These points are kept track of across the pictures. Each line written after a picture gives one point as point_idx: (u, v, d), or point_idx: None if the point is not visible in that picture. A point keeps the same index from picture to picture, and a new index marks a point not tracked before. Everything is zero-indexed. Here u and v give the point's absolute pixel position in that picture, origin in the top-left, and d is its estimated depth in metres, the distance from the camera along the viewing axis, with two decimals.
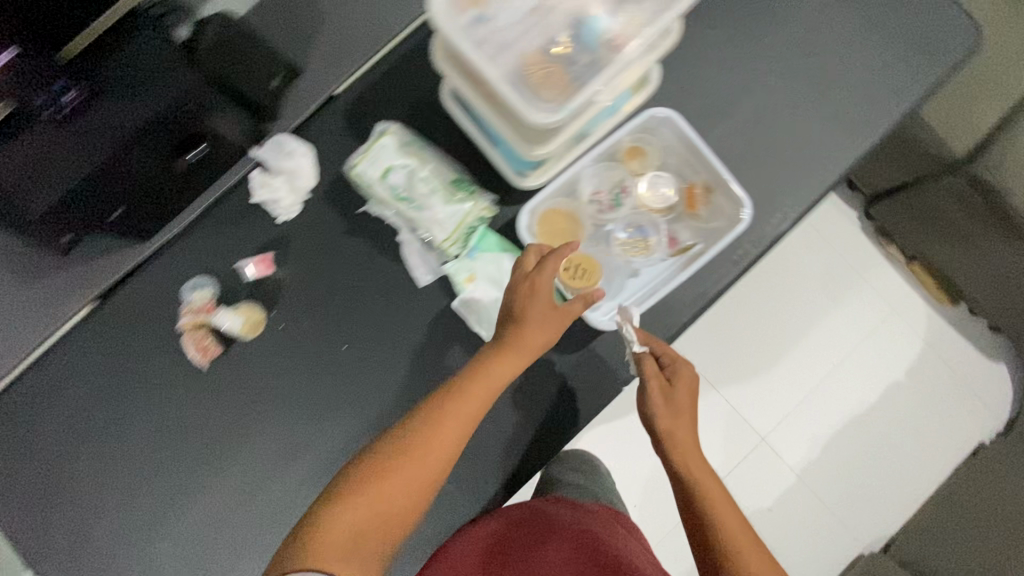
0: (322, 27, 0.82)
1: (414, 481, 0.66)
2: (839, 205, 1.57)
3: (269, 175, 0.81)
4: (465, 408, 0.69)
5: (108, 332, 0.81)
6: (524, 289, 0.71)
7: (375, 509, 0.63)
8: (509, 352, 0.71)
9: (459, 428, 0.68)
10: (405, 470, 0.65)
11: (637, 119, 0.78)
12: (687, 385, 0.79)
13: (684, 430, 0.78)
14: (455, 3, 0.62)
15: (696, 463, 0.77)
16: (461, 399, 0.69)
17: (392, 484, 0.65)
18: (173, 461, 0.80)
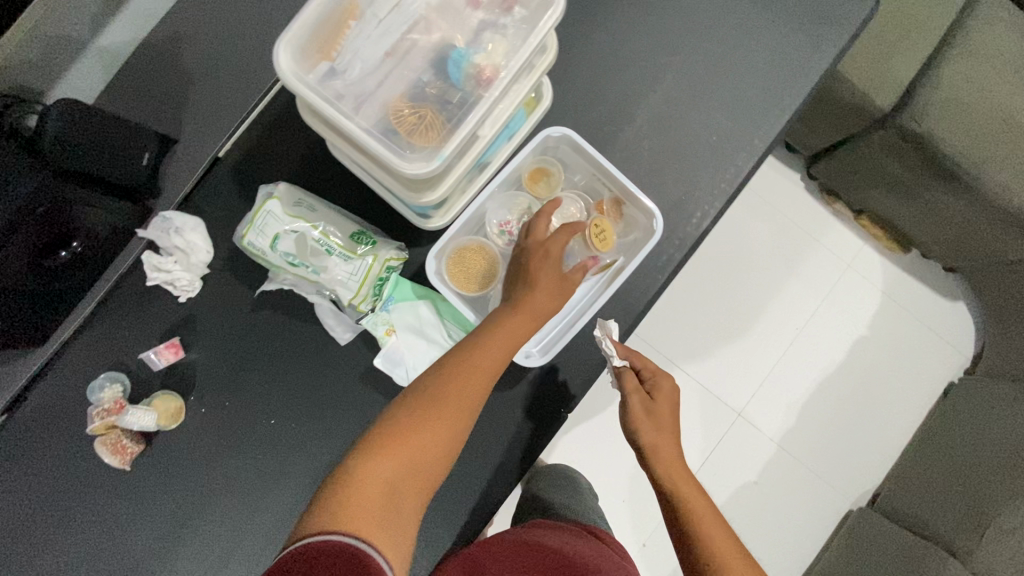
0: (192, 92, 0.78)
1: (442, 436, 0.61)
2: (780, 168, 1.53)
3: (160, 258, 0.76)
4: (488, 358, 0.65)
5: (14, 449, 0.75)
6: (536, 254, 0.71)
7: (406, 462, 0.58)
8: (522, 306, 0.68)
9: (482, 381, 0.64)
10: (434, 424, 0.60)
11: (536, 142, 0.75)
12: (669, 399, 0.76)
13: (669, 443, 0.74)
14: (305, 60, 0.58)
15: (684, 481, 0.72)
16: (478, 355, 0.65)
17: (420, 440, 0.59)
18: (107, 572, 0.75)
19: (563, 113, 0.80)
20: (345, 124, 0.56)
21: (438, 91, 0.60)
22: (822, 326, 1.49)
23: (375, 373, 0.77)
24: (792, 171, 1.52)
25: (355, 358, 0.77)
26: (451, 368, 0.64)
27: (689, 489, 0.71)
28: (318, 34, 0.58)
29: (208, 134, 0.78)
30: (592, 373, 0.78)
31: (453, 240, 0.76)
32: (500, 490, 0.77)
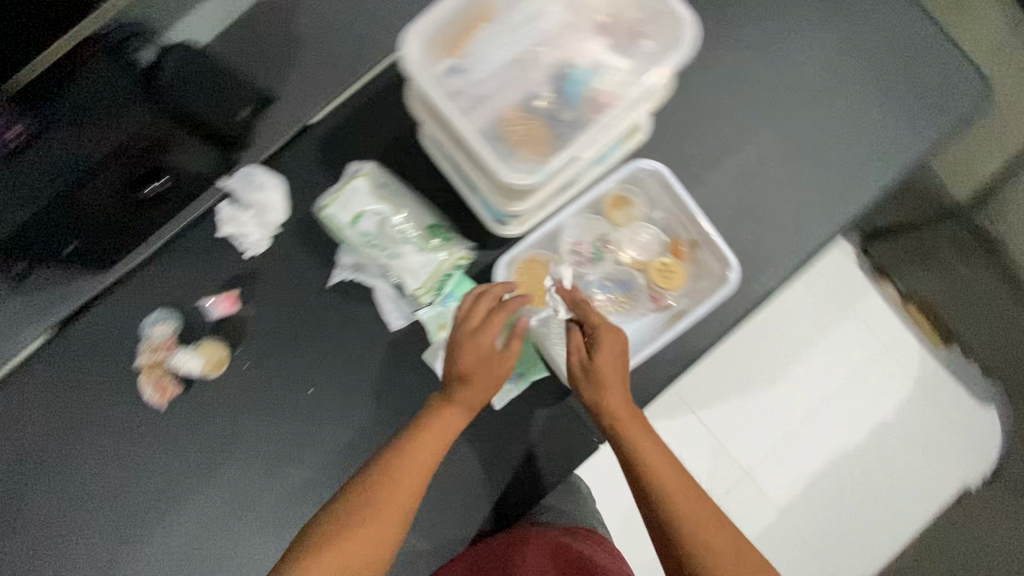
0: (299, 56, 0.79)
1: (369, 538, 0.61)
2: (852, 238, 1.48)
3: (238, 210, 0.78)
4: (413, 467, 0.64)
5: (60, 362, 0.77)
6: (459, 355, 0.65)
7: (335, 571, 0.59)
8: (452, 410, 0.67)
9: (412, 488, 0.63)
10: (358, 531, 0.61)
11: (626, 168, 0.73)
12: (613, 346, 0.66)
13: (614, 394, 0.66)
14: (431, 52, 0.58)
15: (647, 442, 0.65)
16: (404, 460, 0.64)
17: (341, 549, 0.60)
18: (124, 500, 0.76)
19: (653, 147, 0.79)
20: (457, 121, 0.57)
21: (550, 106, 0.60)
22: None
23: (416, 364, 0.77)
24: None
25: (398, 346, 0.77)
26: (381, 466, 0.64)
27: (638, 440, 0.65)
28: (449, 27, 0.59)
29: (306, 97, 0.79)
30: None
31: (518, 254, 0.74)
32: (511, 506, 0.76)
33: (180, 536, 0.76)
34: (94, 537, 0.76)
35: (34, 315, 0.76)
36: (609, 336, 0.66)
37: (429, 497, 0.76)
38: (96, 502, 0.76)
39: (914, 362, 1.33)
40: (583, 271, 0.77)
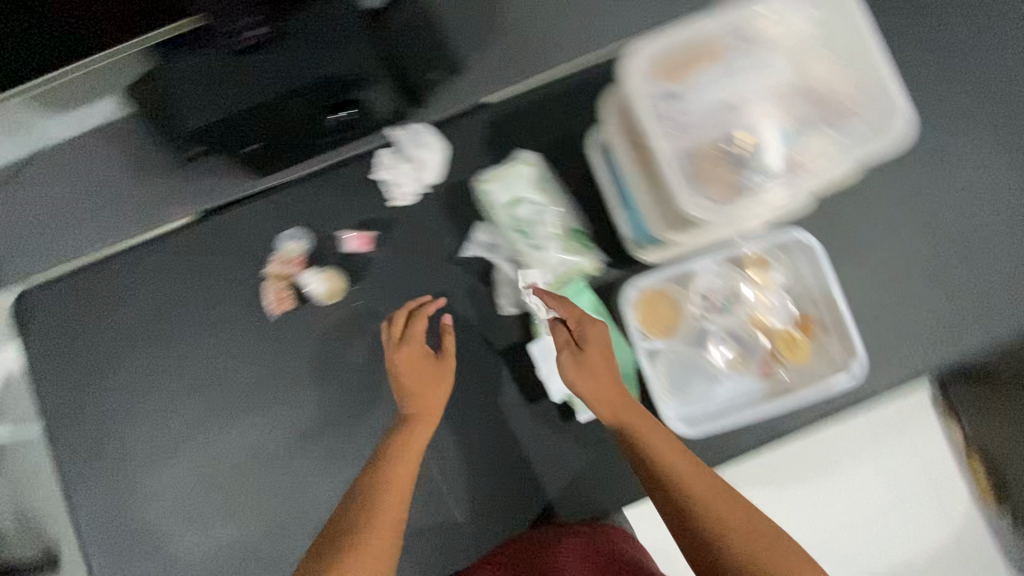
0: (497, 36, 0.82)
1: (366, 562, 0.61)
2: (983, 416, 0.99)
3: (394, 159, 0.81)
4: (400, 474, 0.67)
5: (200, 246, 0.83)
6: (414, 364, 0.73)
7: None
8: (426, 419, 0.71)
9: (400, 498, 0.66)
10: (363, 553, 0.61)
11: (778, 234, 0.74)
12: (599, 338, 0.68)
13: (614, 389, 0.66)
14: (652, 72, 0.61)
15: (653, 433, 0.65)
16: (388, 475, 0.67)
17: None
18: (216, 385, 0.82)
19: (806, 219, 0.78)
20: (655, 145, 0.60)
21: (750, 155, 0.60)
22: None
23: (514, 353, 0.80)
24: None
25: (503, 332, 0.80)
26: (358, 494, 0.66)
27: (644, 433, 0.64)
28: (674, 55, 0.61)
29: (490, 76, 0.82)
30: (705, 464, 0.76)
31: (646, 283, 0.74)
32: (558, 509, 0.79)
33: (257, 437, 0.81)
34: (184, 411, 0.82)
35: (190, 198, 0.82)
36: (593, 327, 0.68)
37: (489, 479, 0.79)
38: (193, 382, 0.82)
39: None
40: (706, 317, 0.75)
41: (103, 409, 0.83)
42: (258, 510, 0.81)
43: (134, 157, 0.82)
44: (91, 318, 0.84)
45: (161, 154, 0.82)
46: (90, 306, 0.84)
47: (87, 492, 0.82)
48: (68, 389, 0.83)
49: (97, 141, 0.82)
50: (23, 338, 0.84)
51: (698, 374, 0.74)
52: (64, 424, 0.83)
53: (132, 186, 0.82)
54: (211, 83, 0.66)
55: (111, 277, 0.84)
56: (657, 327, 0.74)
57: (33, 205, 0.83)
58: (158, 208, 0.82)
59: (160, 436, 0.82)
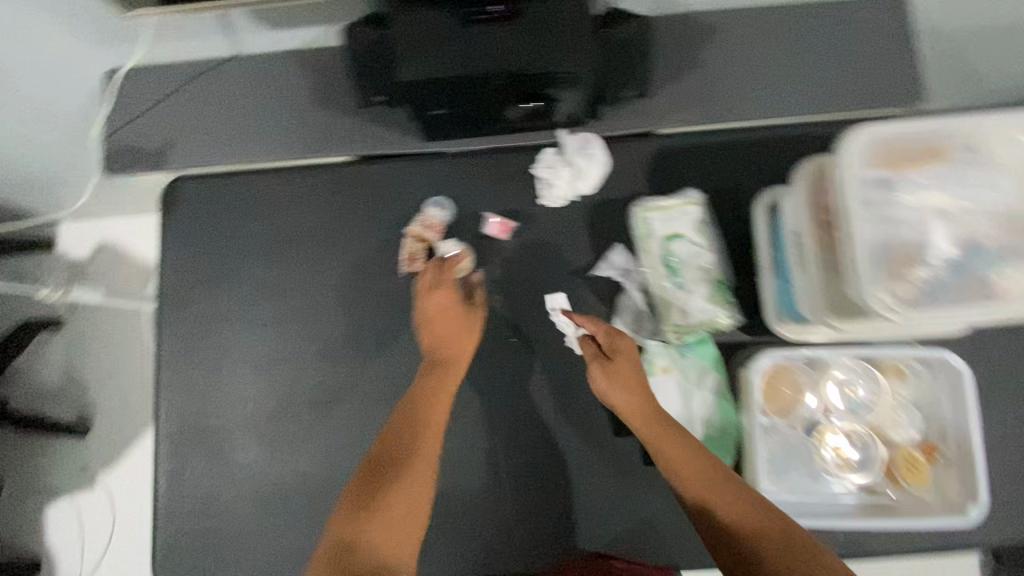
0: (693, 72, 0.82)
1: (410, 492, 0.62)
2: None
3: (557, 160, 0.82)
4: (432, 416, 0.69)
5: (348, 184, 0.86)
6: (447, 313, 0.77)
7: (389, 521, 0.59)
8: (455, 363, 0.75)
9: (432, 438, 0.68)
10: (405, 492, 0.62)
11: (929, 352, 0.70)
12: (625, 349, 0.72)
13: (642, 403, 0.69)
14: (872, 156, 0.59)
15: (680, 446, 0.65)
16: (419, 419, 0.69)
17: (392, 514, 0.60)
18: (324, 318, 0.84)
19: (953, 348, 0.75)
20: (852, 225, 0.58)
21: (947, 265, 0.58)
22: None
23: None
24: None
25: None
26: (398, 428, 0.68)
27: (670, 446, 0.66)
28: (897, 146, 0.59)
29: (673, 109, 0.82)
30: None
31: (780, 357, 0.71)
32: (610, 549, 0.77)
33: (345, 380, 0.83)
34: (283, 334, 0.84)
35: (356, 139, 0.86)
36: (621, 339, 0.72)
37: (550, 498, 0.79)
38: (303, 309, 0.84)
39: None
40: (825, 410, 0.72)
41: (211, 307, 0.86)
42: (325, 447, 0.82)
43: (318, 87, 0.85)
44: (228, 220, 0.87)
45: (344, 91, 0.85)
46: (231, 208, 0.87)
47: (174, 378, 0.84)
48: (187, 278, 0.86)
49: (289, 61, 0.85)
50: (162, 219, 0.88)
51: (802, 465, 0.71)
52: (173, 309, 0.86)
53: (308, 112, 0.86)
54: (435, 44, 0.67)
55: (257, 188, 0.87)
56: (774, 403, 0.72)
57: (212, 102, 0.87)
58: (323, 140, 0.86)
59: (255, 350, 0.84)
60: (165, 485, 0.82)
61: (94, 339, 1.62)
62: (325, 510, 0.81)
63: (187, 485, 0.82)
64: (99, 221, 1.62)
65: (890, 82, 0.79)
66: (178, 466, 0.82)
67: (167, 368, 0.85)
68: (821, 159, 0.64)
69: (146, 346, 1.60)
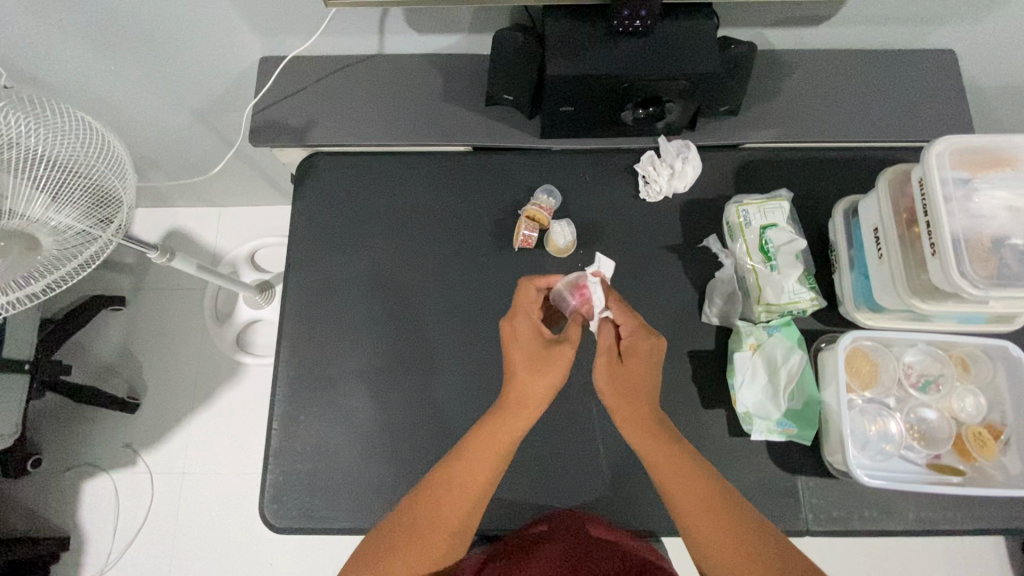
0: (774, 97, 0.94)
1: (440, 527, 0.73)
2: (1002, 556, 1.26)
3: (659, 161, 0.92)
4: (469, 483, 0.75)
5: (466, 172, 0.97)
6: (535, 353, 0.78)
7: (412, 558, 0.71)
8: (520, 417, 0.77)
9: (467, 499, 0.74)
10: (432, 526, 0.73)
11: (993, 342, 0.78)
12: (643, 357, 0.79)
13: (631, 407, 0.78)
14: (952, 162, 0.71)
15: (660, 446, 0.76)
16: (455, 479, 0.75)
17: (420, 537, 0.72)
18: (436, 285, 0.92)
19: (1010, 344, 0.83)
20: (942, 213, 0.69)
21: (1015, 253, 0.69)
22: None
23: (704, 361, 0.86)
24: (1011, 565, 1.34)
25: (698, 338, 0.87)
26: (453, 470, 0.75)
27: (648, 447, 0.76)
28: (974, 154, 0.71)
29: (757, 125, 0.94)
30: (849, 520, 0.80)
31: (862, 339, 0.80)
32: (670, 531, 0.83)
33: (454, 344, 0.90)
34: (396, 296, 0.92)
35: (474, 131, 0.96)
36: (643, 341, 0.79)
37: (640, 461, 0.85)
38: (419, 278, 0.93)
39: None
40: (900, 390, 0.80)
41: (334, 271, 0.94)
42: (429, 404, 0.88)
43: (448, 85, 0.97)
44: (355, 195, 0.97)
45: (469, 90, 0.97)
46: (358, 184, 0.98)
47: (294, 331, 0.91)
48: (311, 240, 0.95)
49: (425, 63, 0.98)
50: (297, 189, 0.98)
51: (880, 439, 0.79)
52: (298, 266, 0.94)
53: (434, 104, 0.97)
54: (579, 48, 0.80)
55: (382, 170, 0.98)
56: (854, 378, 0.80)
57: (349, 89, 0.98)
58: (448, 130, 0.96)
59: (370, 310, 0.92)
60: (279, 426, 0.88)
61: (155, 322, 1.67)
62: (425, 461, 0.86)
63: (300, 430, 0.87)
64: (178, 210, 1.72)
65: (942, 119, 0.94)
66: (292, 411, 0.88)
67: (287, 322, 0.92)
68: (905, 166, 0.77)
69: (205, 330, 1.65)
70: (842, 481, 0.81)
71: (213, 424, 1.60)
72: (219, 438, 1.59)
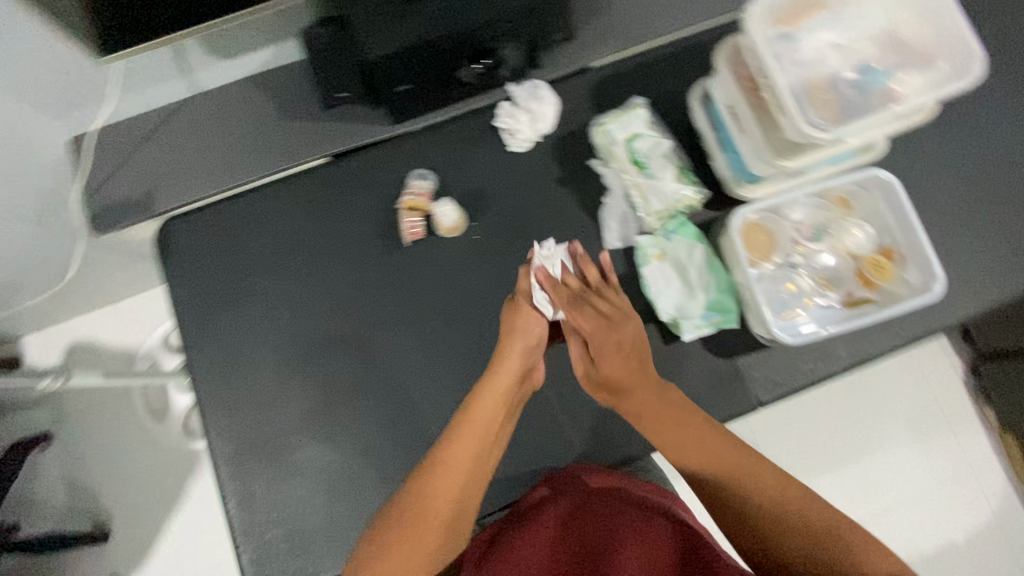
0: (603, 7, 0.93)
1: (441, 503, 0.75)
2: (942, 348, 1.48)
3: (515, 109, 0.91)
4: (466, 450, 0.77)
5: (331, 184, 0.92)
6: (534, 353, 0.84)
7: (413, 540, 0.72)
8: (494, 383, 0.80)
9: (463, 469, 0.77)
10: (432, 502, 0.74)
11: (864, 174, 0.83)
12: (614, 347, 0.81)
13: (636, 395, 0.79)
14: (770, 19, 0.72)
15: (646, 405, 0.79)
16: (449, 450, 0.77)
17: (421, 519, 0.73)
18: (342, 307, 0.89)
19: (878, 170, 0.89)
20: (776, 71, 0.70)
21: (851, 87, 0.72)
22: (926, 503, 1.40)
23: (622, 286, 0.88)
24: (955, 358, 1.47)
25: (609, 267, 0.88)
26: (454, 442, 0.77)
27: (636, 403, 0.79)
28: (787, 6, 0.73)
29: (596, 42, 0.93)
30: (794, 380, 0.85)
31: (750, 214, 0.83)
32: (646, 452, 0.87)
33: (382, 357, 0.88)
34: (308, 331, 0.89)
35: (324, 140, 0.92)
36: (606, 340, 0.81)
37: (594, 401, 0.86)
38: (323, 306, 0.89)
39: (979, 465, 1.42)
40: (798, 248, 0.84)
41: (235, 329, 0.89)
42: (377, 423, 0.86)
43: (279, 101, 0.91)
44: (226, 246, 0.91)
45: (302, 99, 0.91)
46: (227, 235, 0.91)
47: (218, 402, 0.87)
48: (200, 308, 0.90)
49: (248, 87, 0.91)
50: (162, 262, 0.91)
51: (792, 299, 0.83)
52: (196, 339, 0.89)
53: (273, 127, 0.91)
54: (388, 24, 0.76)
55: (245, 210, 0.92)
56: (754, 251, 0.83)
57: (177, 141, 0.91)
58: (298, 149, 0.91)
59: (287, 355, 0.88)
60: (236, 502, 0.84)
61: (89, 444, 1.55)
62: (393, 480, 0.84)
63: (258, 498, 0.84)
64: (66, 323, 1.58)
65: None
66: (243, 483, 0.85)
67: (207, 396, 0.87)
68: (735, 38, 0.78)
69: (145, 431, 1.56)
70: (778, 347, 0.85)
71: (190, 520, 1.52)
72: (202, 530, 1.52)
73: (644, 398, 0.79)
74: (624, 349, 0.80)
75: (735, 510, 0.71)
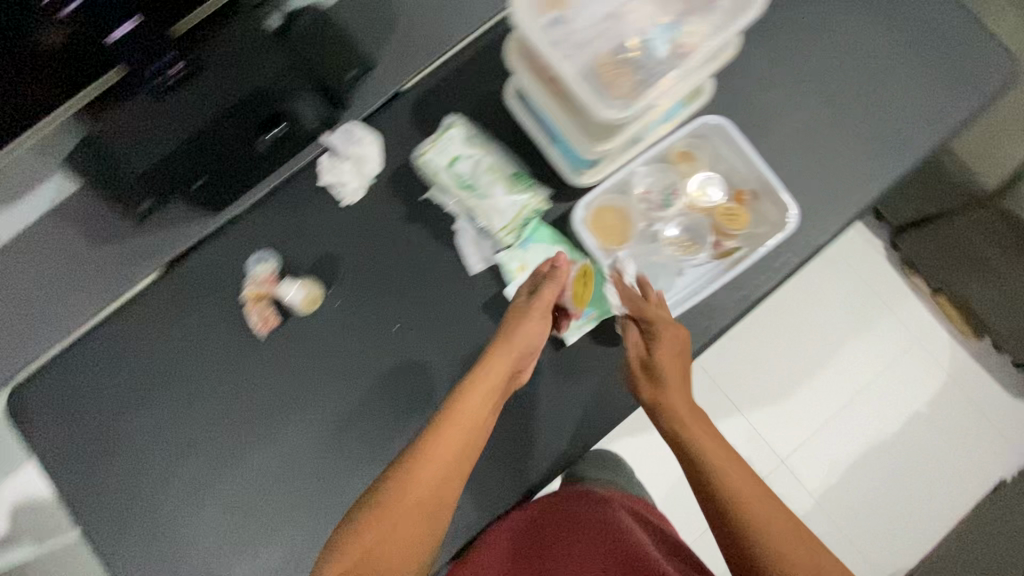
0: (393, 26, 0.87)
1: (423, 501, 0.67)
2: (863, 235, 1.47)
3: (335, 162, 0.86)
4: (454, 440, 0.70)
5: (171, 295, 0.86)
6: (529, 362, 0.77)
7: (388, 543, 0.64)
8: (485, 368, 0.73)
9: (449, 458, 0.69)
10: (411, 501, 0.66)
11: (694, 124, 0.81)
12: (670, 351, 0.74)
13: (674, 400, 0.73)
14: (536, 7, 0.67)
15: (688, 415, 0.73)
16: (434, 442, 0.69)
17: (397, 516, 0.65)
18: (225, 417, 0.85)
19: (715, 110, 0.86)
20: (556, 62, 0.66)
21: (639, 52, 0.68)
22: (885, 389, 1.41)
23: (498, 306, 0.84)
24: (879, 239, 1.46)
25: (480, 291, 0.85)
26: (439, 433, 0.70)
27: (677, 419, 0.73)
28: None
29: (398, 64, 0.87)
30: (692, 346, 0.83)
31: (595, 200, 0.83)
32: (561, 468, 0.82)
33: (281, 455, 0.84)
34: (199, 453, 0.84)
35: (149, 253, 0.85)
36: (667, 344, 0.74)
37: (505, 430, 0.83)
38: (205, 423, 0.84)
39: (925, 335, 1.43)
40: (654, 217, 0.83)
41: (123, 475, 0.84)
42: (296, 519, 0.83)
43: (88, 229, 0.84)
44: (85, 394, 0.85)
45: (111, 219, 0.84)
46: (82, 382, 0.85)
47: (129, 552, 0.83)
48: (80, 464, 0.85)
49: (51, 225, 0.84)
50: (26, 431, 0.85)
51: (661, 269, 0.83)
52: (88, 496, 0.84)
53: (90, 257, 0.84)
54: (147, 132, 0.71)
55: (92, 350, 0.85)
56: (609, 236, 0.84)
57: None
58: (124, 271, 0.85)
59: (184, 483, 0.84)
60: None
61: None
62: None
63: None
64: None
65: None
66: None
67: (118, 548, 0.83)
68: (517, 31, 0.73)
69: None
70: None
71: None
72: None
73: (682, 413, 0.73)
74: (675, 360, 0.74)
75: (741, 541, 0.65)
